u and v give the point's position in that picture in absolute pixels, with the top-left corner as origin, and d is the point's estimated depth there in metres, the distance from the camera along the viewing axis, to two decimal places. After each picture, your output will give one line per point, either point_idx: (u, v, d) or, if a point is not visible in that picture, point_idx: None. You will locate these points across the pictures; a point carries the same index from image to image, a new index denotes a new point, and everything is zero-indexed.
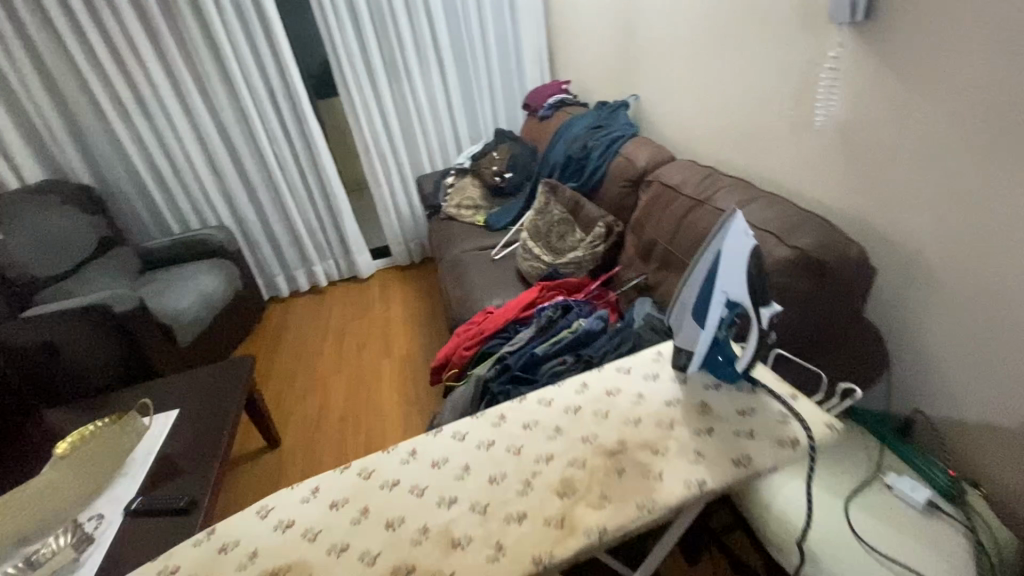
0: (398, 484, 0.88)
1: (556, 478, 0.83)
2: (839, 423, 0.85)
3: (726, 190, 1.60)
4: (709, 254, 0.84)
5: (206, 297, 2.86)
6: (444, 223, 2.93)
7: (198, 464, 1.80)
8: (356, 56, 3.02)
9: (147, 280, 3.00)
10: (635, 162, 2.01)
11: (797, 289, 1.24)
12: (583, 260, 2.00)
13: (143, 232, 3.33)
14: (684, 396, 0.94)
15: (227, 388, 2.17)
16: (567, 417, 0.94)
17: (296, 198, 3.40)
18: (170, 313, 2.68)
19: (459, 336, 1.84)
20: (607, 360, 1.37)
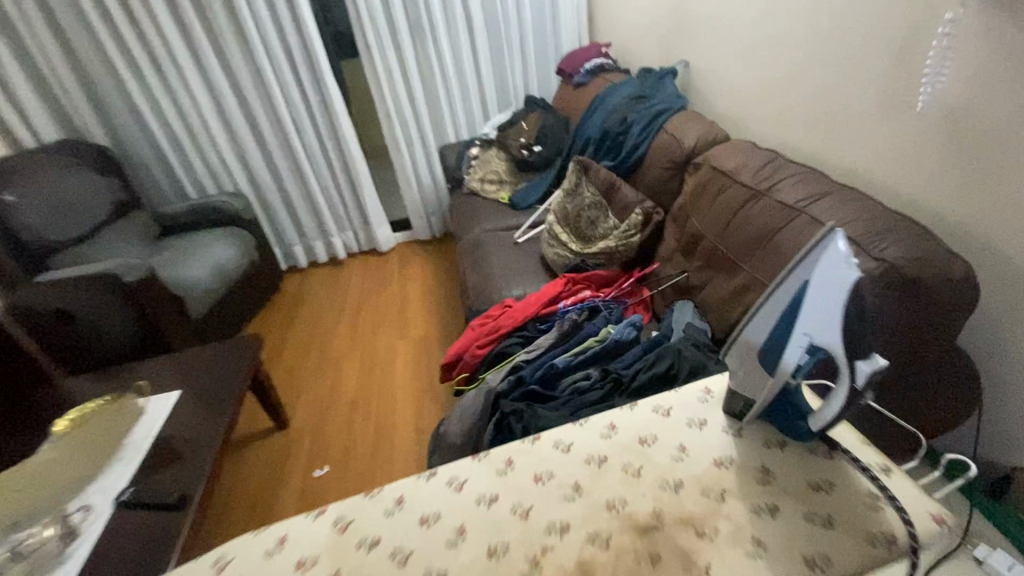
0: (378, 544, 0.72)
1: (571, 560, 0.66)
2: (951, 515, 0.64)
3: (791, 180, 1.35)
4: (791, 283, 0.65)
5: (220, 267, 2.75)
6: (466, 199, 2.73)
7: (194, 453, 1.71)
8: (378, 12, 2.77)
9: (163, 247, 2.92)
10: (682, 140, 1.75)
11: (882, 314, 1.01)
12: (615, 251, 1.78)
13: (160, 196, 3.24)
14: (738, 455, 0.75)
15: (232, 370, 2.07)
16: (589, 471, 0.76)
17: (315, 166, 3.24)
18: (183, 285, 2.59)
19: (474, 331, 1.67)
20: (638, 382, 1.17)
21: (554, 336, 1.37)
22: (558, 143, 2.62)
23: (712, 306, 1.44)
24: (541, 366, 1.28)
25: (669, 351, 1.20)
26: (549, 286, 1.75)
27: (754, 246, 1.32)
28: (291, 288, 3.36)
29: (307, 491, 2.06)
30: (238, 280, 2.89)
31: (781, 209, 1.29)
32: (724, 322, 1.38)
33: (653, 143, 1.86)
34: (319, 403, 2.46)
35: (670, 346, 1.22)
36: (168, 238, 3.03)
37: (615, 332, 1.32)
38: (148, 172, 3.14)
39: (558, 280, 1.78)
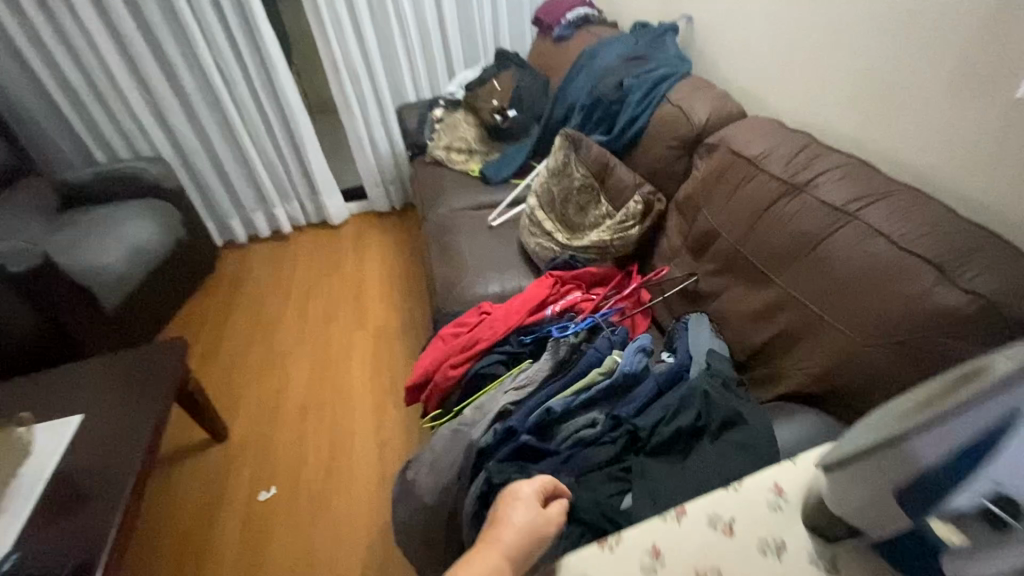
0: None
1: None
2: None
3: (834, 173, 1.11)
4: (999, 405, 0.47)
5: (138, 249, 2.32)
6: (430, 169, 2.37)
7: (101, 498, 1.40)
8: None
9: (66, 223, 2.44)
10: (691, 116, 1.48)
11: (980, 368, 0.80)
12: (609, 246, 1.53)
13: (60, 159, 2.71)
14: None
15: (147, 381, 1.70)
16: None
17: (251, 128, 2.79)
18: (89, 272, 2.16)
19: (445, 346, 1.39)
20: (659, 437, 0.93)
21: (548, 366, 1.11)
22: (535, 106, 2.28)
23: (728, 321, 1.21)
24: (534, 410, 1.03)
25: (694, 395, 0.97)
26: (533, 288, 1.47)
27: (789, 255, 1.09)
28: (229, 266, 2.94)
29: (252, 518, 1.80)
30: (162, 262, 2.46)
31: (824, 213, 1.06)
32: (746, 343, 1.15)
33: (654, 116, 1.59)
34: (264, 408, 2.14)
35: (694, 386, 0.99)
36: (73, 211, 2.54)
37: (622, 361, 1.08)
38: (41, 130, 2.60)
39: (543, 279, 1.51)
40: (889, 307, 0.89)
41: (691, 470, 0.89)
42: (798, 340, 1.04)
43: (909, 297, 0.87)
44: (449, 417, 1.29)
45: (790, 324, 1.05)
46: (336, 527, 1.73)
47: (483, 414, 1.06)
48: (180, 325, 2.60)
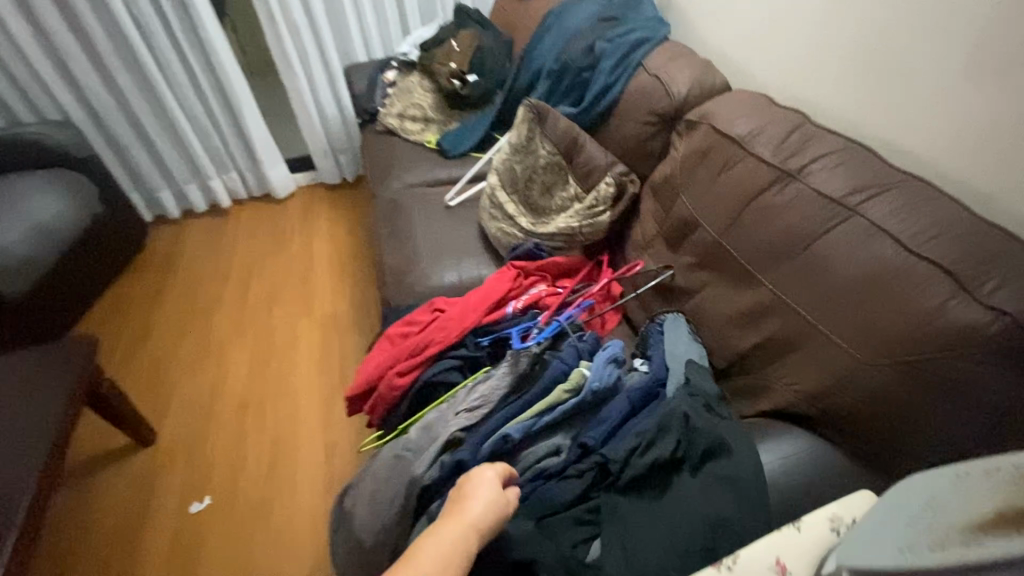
0: None
1: None
2: None
3: (831, 158, 0.98)
4: None
5: (43, 228, 2.01)
6: (381, 139, 2.13)
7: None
8: None
9: None
10: (670, 87, 1.32)
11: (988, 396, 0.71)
12: (578, 234, 1.37)
13: None
14: None
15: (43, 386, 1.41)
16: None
17: (177, 88, 2.46)
18: None
19: (392, 349, 1.23)
20: (630, 472, 0.80)
21: (506, 381, 0.97)
22: (498, 70, 2.06)
23: (707, 322, 1.09)
24: (489, 438, 0.89)
25: (672, 419, 0.84)
26: (492, 281, 1.31)
27: (779, 253, 0.96)
28: (159, 244, 2.64)
29: (183, 532, 1.63)
30: (76, 243, 2.13)
31: (820, 205, 0.93)
32: (727, 349, 1.03)
33: (630, 87, 1.42)
34: (199, 406, 1.94)
35: (671, 407, 0.86)
36: None
37: (590, 375, 0.94)
38: None
39: (503, 270, 1.34)
40: (894, 323, 0.78)
41: (666, 512, 0.76)
42: (787, 350, 0.92)
43: (920, 312, 0.76)
44: (397, 433, 1.13)
45: (778, 332, 0.93)
46: (278, 540, 1.58)
47: (433, 441, 0.93)
48: (103, 313, 2.33)
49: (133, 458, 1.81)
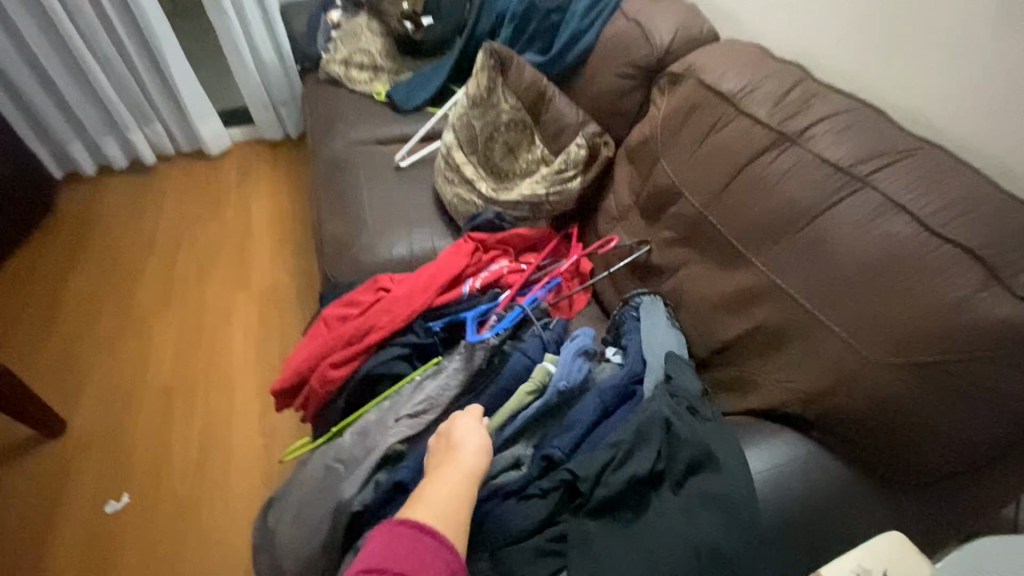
0: None
1: None
2: None
3: (837, 120, 0.85)
4: None
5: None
6: (323, 90, 1.88)
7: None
8: None
9: None
10: (652, 35, 1.16)
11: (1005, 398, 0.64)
12: (544, 203, 1.21)
13: None
14: None
15: None
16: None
17: (81, 21, 2.09)
18: None
19: (327, 335, 1.05)
20: (603, 491, 0.67)
21: (459, 380, 0.84)
22: (456, 13, 1.82)
23: (688, 307, 0.96)
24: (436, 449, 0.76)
25: (653, 427, 0.71)
26: (446, 255, 1.13)
27: (773, 231, 0.83)
28: (70, 204, 2.31)
29: (96, 534, 1.45)
30: None
31: (824, 175, 0.80)
32: (709, 337, 0.91)
33: (605, 34, 1.24)
34: (118, 390, 1.72)
35: (652, 411, 0.73)
36: None
37: (555, 373, 0.81)
38: None
39: (460, 243, 1.17)
40: (907, 317, 0.68)
41: (645, 540, 0.64)
42: (779, 342, 0.80)
43: (943, 307, 0.66)
44: (333, 433, 0.98)
45: (769, 320, 0.81)
46: (209, 540, 1.42)
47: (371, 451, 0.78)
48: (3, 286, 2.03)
49: (39, 451, 1.59)
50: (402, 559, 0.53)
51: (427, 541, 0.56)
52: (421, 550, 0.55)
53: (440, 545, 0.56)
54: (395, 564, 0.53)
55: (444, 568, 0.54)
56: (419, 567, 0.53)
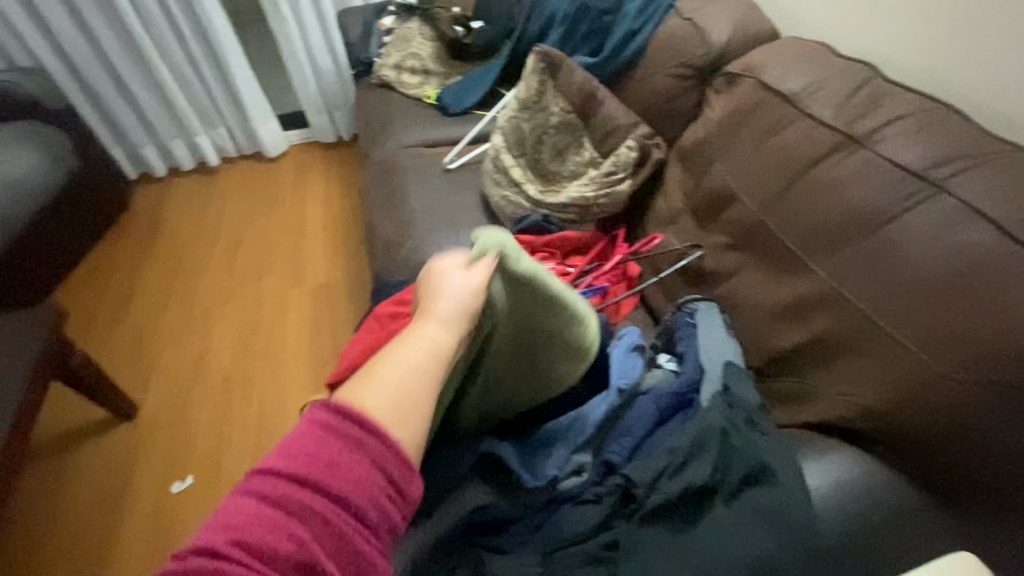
0: None
1: None
2: None
3: (909, 123, 0.80)
4: None
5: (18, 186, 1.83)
6: (376, 94, 1.93)
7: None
8: None
9: None
10: (708, 34, 1.13)
11: None
12: (592, 205, 1.21)
13: None
14: None
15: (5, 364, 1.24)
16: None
17: (155, 31, 2.24)
18: None
19: (379, 330, 1.09)
20: (658, 498, 0.66)
21: None
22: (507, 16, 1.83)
23: (743, 315, 0.93)
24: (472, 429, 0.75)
25: (709, 435, 0.69)
26: None
27: (837, 238, 0.80)
28: (143, 203, 2.47)
29: (163, 513, 1.54)
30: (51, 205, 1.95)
31: (895, 179, 0.76)
32: (764, 345, 0.88)
33: (657, 34, 1.22)
34: (182, 378, 1.83)
35: (709, 416, 0.72)
36: None
37: (615, 372, 0.80)
38: None
39: None
40: (986, 335, 0.64)
41: (695, 548, 0.62)
42: (843, 353, 0.76)
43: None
44: None
45: (829, 331, 0.78)
46: None
47: None
48: (83, 278, 2.19)
49: (115, 432, 1.71)
50: (307, 461, 0.40)
51: (345, 431, 0.42)
52: (331, 444, 0.41)
53: (362, 437, 0.42)
54: (294, 466, 0.40)
55: (364, 469, 0.41)
56: (329, 467, 0.40)
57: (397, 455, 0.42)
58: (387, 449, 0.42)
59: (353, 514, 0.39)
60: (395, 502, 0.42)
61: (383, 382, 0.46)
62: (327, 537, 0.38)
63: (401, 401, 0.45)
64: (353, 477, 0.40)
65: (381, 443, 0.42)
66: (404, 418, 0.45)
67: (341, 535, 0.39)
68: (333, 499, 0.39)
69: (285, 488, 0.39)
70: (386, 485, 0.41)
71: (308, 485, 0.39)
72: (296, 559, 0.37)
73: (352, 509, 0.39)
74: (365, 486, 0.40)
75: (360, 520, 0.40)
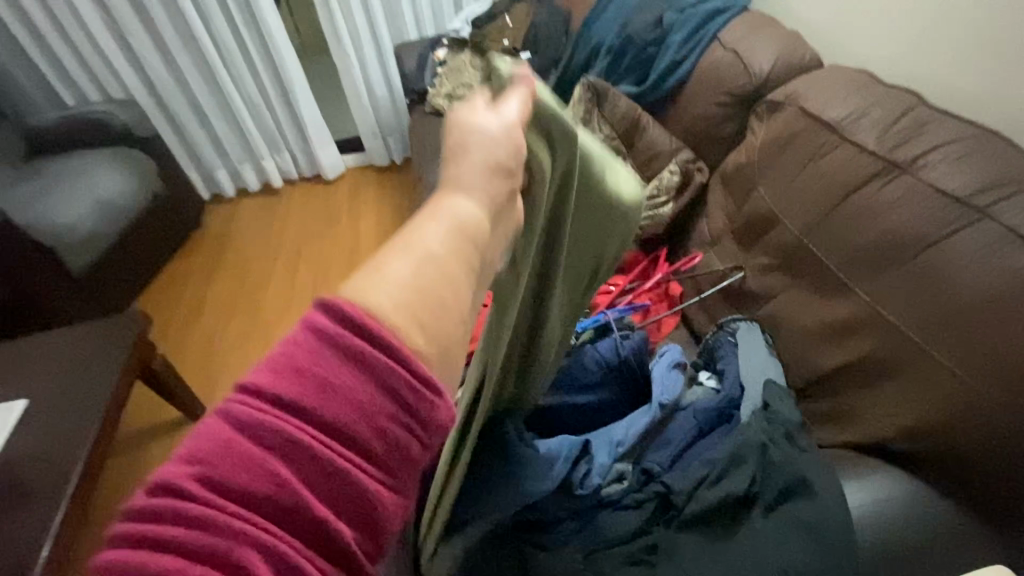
0: None
1: None
2: None
3: (951, 150, 0.82)
4: None
5: (102, 201, 2.04)
6: (429, 121, 2.06)
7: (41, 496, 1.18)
8: None
9: (38, 169, 2.19)
10: (750, 64, 1.17)
11: None
12: (635, 227, 1.25)
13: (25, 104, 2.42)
14: None
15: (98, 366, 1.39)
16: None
17: (231, 66, 2.46)
18: (56, 228, 1.94)
19: None
20: (698, 506, 0.69)
21: None
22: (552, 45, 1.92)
23: (784, 335, 0.95)
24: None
25: (748, 448, 0.72)
26: None
27: (878, 261, 0.82)
28: (214, 221, 2.69)
29: None
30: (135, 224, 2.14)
31: (936, 205, 0.78)
32: (805, 366, 0.90)
33: (699, 64, 1.27)
34: None
35: (748, 432, 0.74)
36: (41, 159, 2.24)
37: (657, 388, 0.83)
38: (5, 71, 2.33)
39: None
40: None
41: (735, 559, 0.65)
42: (885, 374, 0.78)
43: None
44: None
45: (871, 353, 0.80)
46: None
47: None
48: (160, 289, 2.40)
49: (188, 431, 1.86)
50: (285, 387, 0.26)
51: (338, 342, 0.27)
52: (318, 358, 0.27)
53: (362, 352, 0.27)
54: (266, 393, 0.26)
55: (368, 395, 0.27)
56: (317, 397, 0.26)
57: (413, 370, 0.28)
58: (399, 362, 0.27)
59: (353, 449, 0.26)
60: (415, 432, 0.28)
61: (396, 267, 0.30)
62: (317, 482, 0.26)
63: (423, 297, 0.30)
64: (350, 399, 0.27)
65: (391, 353, 0.27)
66: (427, 317, 0.29)
67: (340, 490, 0.26)
68: (323, 440, 0.26)
69: (251, 427, 0.26)
70: (399, 409, 0.27)
71: (285, 415, 0.26)
72: (272, 512, 0.25)
73: (348, 444, 0.26)
74: (368, 412, 0.27)
75: (362, 459, 0.26)
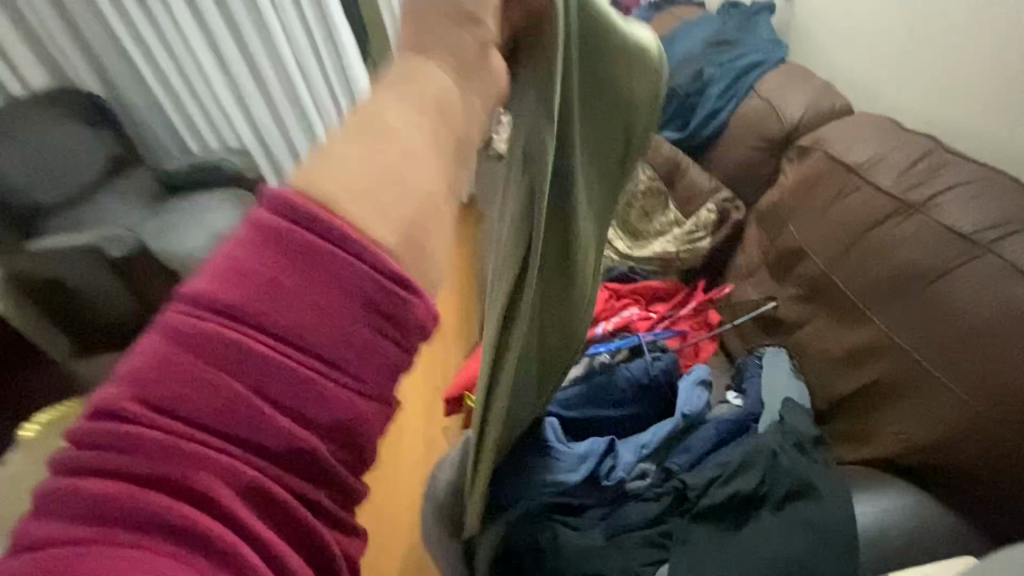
0: None
1: None
2: None
3: (965, 191, 0.89)
4: None
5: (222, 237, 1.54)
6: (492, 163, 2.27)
7: None
8: None
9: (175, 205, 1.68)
10: (783, 112, 1.28)
11: None
12: (674, 259, 1.39)
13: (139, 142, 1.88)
14: None
15: None
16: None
17: None
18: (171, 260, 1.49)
19: None
20: (711, 500, 0.79)
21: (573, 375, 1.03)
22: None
23: (809, 361, 1.02)
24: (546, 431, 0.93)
25: (760, 453, 0.81)
26: None
27: (893, 291, 0.89)
28: None
29: None
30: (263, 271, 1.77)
31: (945, 241, 0.85)
32: (828, 388, 0.97)
33: (738, 112, 1.39)
34: None
35: (760, 440, 0.84)
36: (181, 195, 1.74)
37: (681, 400, 0.94)
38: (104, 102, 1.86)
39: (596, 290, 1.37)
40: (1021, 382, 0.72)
41: (741, 547, 0.74)
42: (899, 395, 0.85)
43: None
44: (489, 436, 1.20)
45: (886, 375, 0.86)
46: None
47: None
48: None
49: None
50: (236, 300, 0.22)
51: (295, 248, 0.22)
52: (267, 264, 0.22)
53: (340, 258, 0.22)
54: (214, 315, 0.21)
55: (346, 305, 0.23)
56: (289, 310, 0.22)
57: (378, 267, 0.23)
58: (357, 259, 0.23)
59: (326, 375, 0.23)
60: (404, 341, 0.24)
61: (359, 159, 0.24)
62: (274, 400, 0.22)
63: (388, 186, 0.24)
64: (314, 306, 0.22)
65: (364, 257, 0.23)
66: (395, 201, 0.24)
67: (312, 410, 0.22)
68: (300, 363, 0.22)
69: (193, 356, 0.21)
70: (367, 312, 0.23)
71: (232, 328, 0.22)
72: (231, 471, 0.21)
73: (316, 360, 0.22)
74: (335, 319, 0.23)
75: (330, 371, 0.23)
